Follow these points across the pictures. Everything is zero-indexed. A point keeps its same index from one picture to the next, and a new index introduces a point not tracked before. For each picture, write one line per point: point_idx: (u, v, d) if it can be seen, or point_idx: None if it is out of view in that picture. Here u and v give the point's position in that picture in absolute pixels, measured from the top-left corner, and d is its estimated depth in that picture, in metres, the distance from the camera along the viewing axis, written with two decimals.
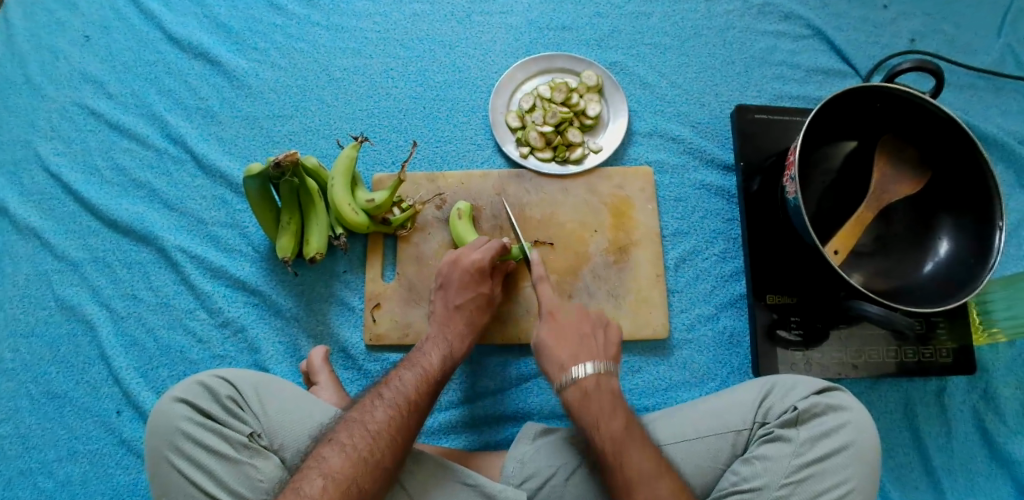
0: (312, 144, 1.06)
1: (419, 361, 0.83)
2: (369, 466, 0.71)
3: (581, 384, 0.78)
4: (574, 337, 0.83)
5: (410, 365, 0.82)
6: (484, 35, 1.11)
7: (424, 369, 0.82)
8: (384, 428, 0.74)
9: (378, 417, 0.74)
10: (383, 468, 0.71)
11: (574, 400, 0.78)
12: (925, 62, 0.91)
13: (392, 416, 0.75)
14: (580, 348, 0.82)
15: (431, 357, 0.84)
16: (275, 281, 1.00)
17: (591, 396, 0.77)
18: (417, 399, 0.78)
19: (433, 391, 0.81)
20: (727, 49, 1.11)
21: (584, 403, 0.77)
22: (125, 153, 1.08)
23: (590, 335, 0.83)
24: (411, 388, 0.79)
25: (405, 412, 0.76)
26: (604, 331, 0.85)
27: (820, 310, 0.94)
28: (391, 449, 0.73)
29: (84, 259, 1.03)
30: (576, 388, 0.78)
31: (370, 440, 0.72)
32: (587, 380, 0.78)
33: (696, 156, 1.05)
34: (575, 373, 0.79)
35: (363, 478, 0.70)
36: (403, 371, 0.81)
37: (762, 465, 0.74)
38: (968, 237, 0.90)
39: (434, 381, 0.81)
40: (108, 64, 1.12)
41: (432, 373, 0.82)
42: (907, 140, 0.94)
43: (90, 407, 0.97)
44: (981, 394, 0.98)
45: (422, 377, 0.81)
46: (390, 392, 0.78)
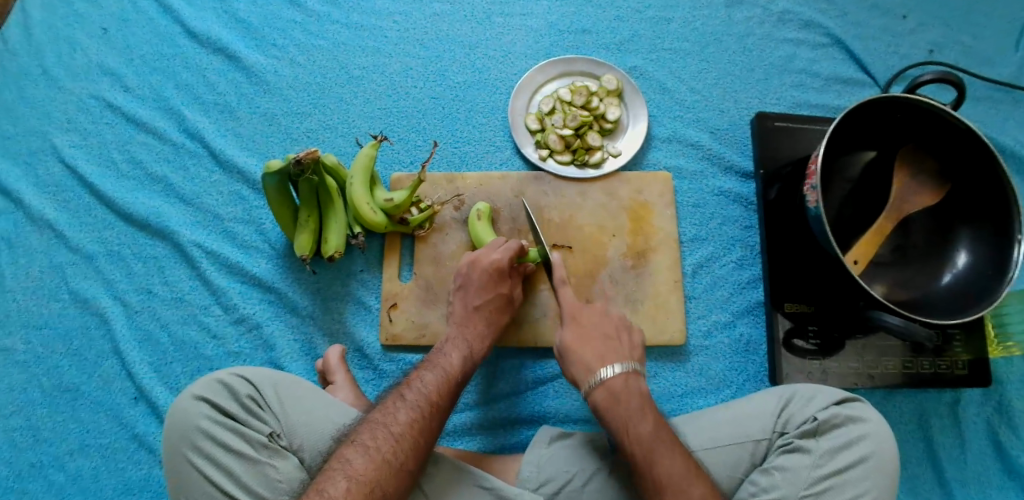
0: (331, 142, 1.06)
1: (439, 362, 0.83)
2: (393, 469, 0.71)
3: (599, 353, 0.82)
4: (599, 335, 0.84)
5: (430, 366, 0.82)
6: (504, 36, 1.11)
7: (445, 371, 0.82)
8: (408, 430, 0.74)
9: (401, 419, 0.74)
10: (406, 471, 0.71)
11: (602, 401, 0.79)
12: (947, 74, 0.91)
13: (415, 419, 0.75)
14: (606, 348, 0.83)
15: (452, 359, 0.84)
16: (292, 279, 1.00)
17: (620, 398, 0.78)
18: (438, 402, 0.78)
19: (453, 393, 0.81)
20: (747, 56, 1.11)
21: (610, 402, 0.78)
22: (141, 147, 1.07)
23: (614, 336, 0.85)
24: (433, 390, 0.79)
25: (428, 415, 0.76)
26: (629, 333, 0.86)
27: (838, 319, 0.94)
28: (413, 453, 0.73)
29: (99, 252, 1.03)
30: (603, 388, 0.79)
31: (393, 442, 0.72)
32: (616, 381, 0.79)
33: (714, 163, 1.05)
34: (603, 375, 0.80)
35: (386, 480, 0.70)
36: (424, 372, 0.81)
37: (782, 476, 0.74)
38: (986, 250, 0.90)
39: (455, 383, 0.82)
40: (126, 57, 1.12)
41: (453, 375, 0.82)
42: (928, 152, 0.94)
43: (103, 401, 0.97)
44: (996, 406, 0.98)
45: (443, 379, 0.81)
46: (412, 393, 0.78)
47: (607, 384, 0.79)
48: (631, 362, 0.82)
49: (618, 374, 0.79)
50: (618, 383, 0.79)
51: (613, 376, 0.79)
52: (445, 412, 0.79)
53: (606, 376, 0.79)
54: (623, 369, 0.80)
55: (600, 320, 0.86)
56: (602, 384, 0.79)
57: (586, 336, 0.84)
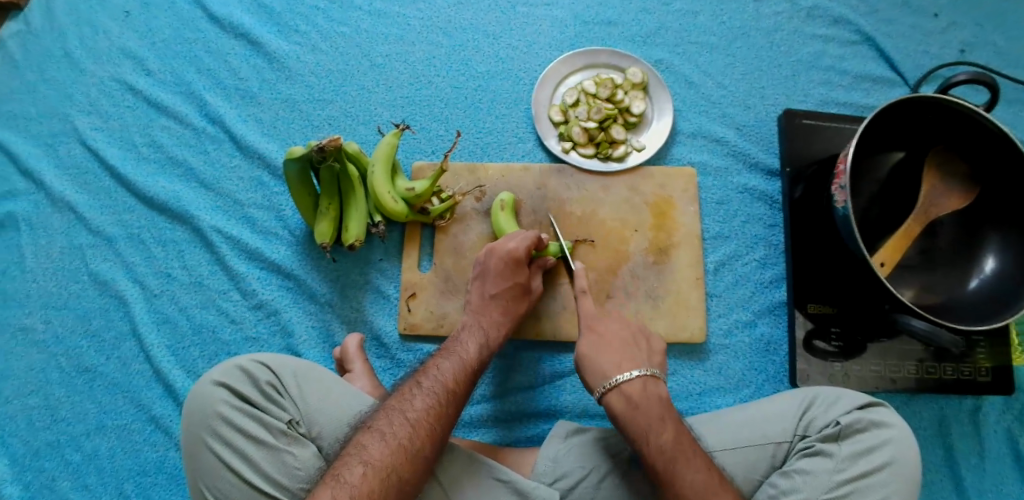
0: (352, 130, 1.05)
1: (456, 350, 0.83)
2: (409, 452, 0.70)
3: (625, 385, 0.77)
4: (619, 343, 0.81)
5: (447, 354, 0.82)
6: (528, 27, 1.09)
7: (462, 359, 0.81)
8: (425, 417, 0.73)
9: (417, 406, 0.74)
10: (422, 457, 0.71)
11: (619, 406, 0.76)
12: (982, 75, 0.89)
13: (430, 404, 0.75)
14: (624, 354, 0.80)
15: (468, 346, 0.84)
16: (311, 266, 1.00)
17: (636, 404, 0.76)
18: (455, 389, 0.78)
19: (469, 381, 0.81)
20: (775, 51, 1.09)
21: (625, 410, 0.76)
22: (162, 131, 1.07)
23: (637, 345, 0.82)
24: (450, 377, 0.79)
25: (444, 401, 0.76)
26: (648, 341, 0.83)
27: (860, 321, 0.93)
28: (429, 439, 0.72)
29: (119, 235, 1.03)
30: (618, 392, 0.77)
31: (410, 429, 0.72)
32: (633, 386, 0.77)
33: (739, 159, 1.03)
34: (620, 378, 0.77)
35: (403, 466, 0.69)
36: (443, 360, 0.81)
37: (803, 479, 0.73)
38: (1016, 255, 0.89)
39: (471, 372, 0.81)
40: (148, 40, 1.12)
41: (469, 363, 0.82)
42: (957, 153, 0.92)
43: (120, 383, 0.97)
44: (1017, 414, 0.97)
45: (461, 368, 0.80)
46: (429, 381, 0.77)
47: (621, 388, 0.77)
48: (648, 367, 0.79)
49: (628, 379, 0.77)
50: (635, 387, 0.77)
51: (631, 381, 0.77)
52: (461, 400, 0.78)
53: (616, 381, 0.77)
54: (632, 373, 0.77)
55: (614, 325, 0.83)
56: (616, 388, 0.77)
57: (600, 342, 0.81)
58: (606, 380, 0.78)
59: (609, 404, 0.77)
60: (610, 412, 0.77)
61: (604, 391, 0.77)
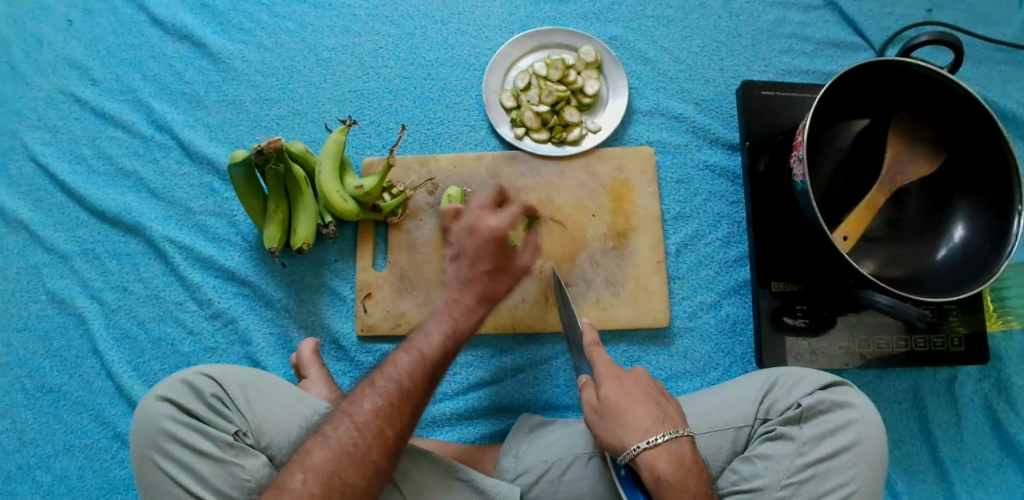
0: (300, 128, 1.02)
1: (417, 342, 0.77)
2: (356, 457, 0.68)
3: (670, 445, 0.66)
4: (649, 395, 0.70)
5: (406, 348, 0.76)
6: (477, 9, 1.05)
7: (420, 349, 0.75)
8: (374, 419, 0.70)
9: (366, 408, 0.71)
10: (372, 460, 0.69)
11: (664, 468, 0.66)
12: (945, 35, 0.84)
13: (382, 405, 0.71)
14: (659, 411, 0.69)
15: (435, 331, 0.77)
16: (266, 271, 0.98)
17: (685, 467, 0.66)
18: (412, 385, 0.73)
19: (437, 371, 0.76)
20: (734, 21, 1.05)
21: (667, 475, 0.65)
22: (110, 141, 1.04)
23: (665, 398, 0.71)
24: (408, 376, 0.74)
25: (397, 400, 0.72)
26: (668, 396, 0.72)
27: (826, 297, 0.91)
28: (380, 442, 0.70)
29: (74, 251, 1.00)
30: (666, 451, 0.66)
31: (357, 432, 0.69)
32: (676, 450, 0.67)
33: (699, 136, 1.00)
34: (664, 436, 0.67)
35: (347, 470, 0.67)
36: (403, 352, 0.76)
37: (764, 464, 0.72)
38: (985, 224, 0.85)
39: (434, 363, 0.76)
40: (92, 48, 1.07)
41: (431, 353, 0.75)
42: (924, 119, 0.88)
43: (85, 401, 0.96)
44: (993, 383, 0.95)
45: (417, 361, 0.75)
46: (381, 380, 0.73)
47: (663, 450, 0.66)
48: (677, 425, 0.69)
49: (670, 440, 0.67)
50: (683, 447, 0.67)
51: (673, 442, 0.67)
52: (425, 394, 0.74)
53: (659, 441, 0.66)
54: (675, 433, 0.67)
55: (641, 376, 0.72)
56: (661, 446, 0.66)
57: (626, 395, 0.69)
58: (642, 439, 0.66)
59: (643, 460, 0.66)
60: (648, 473, 0.66)
61: (642, 451, 0.66)
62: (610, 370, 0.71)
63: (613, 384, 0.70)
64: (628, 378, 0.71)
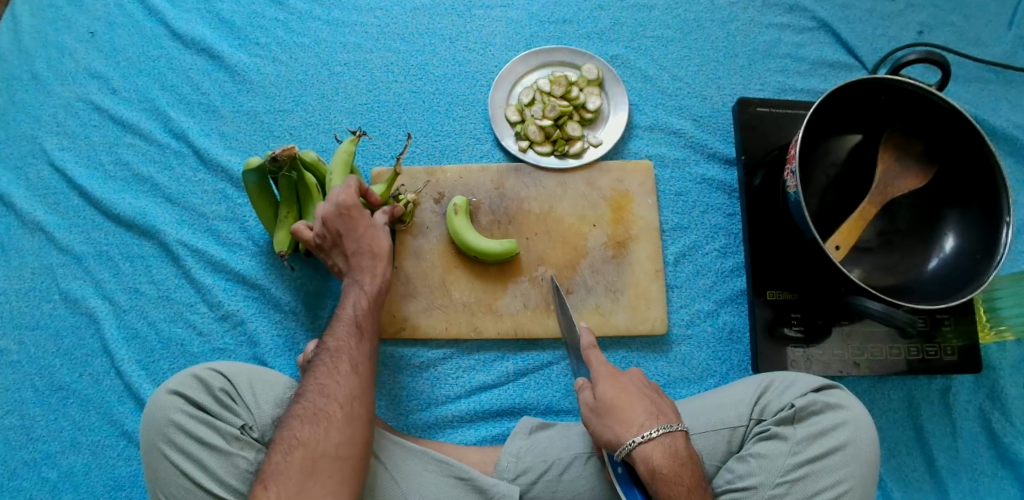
0: (312, 139, 1.06)
1: (343, 314, 0.82)
2: (309, 417, 0.71)
3: (662, 440, 0.69)
4: (643, 394, 0.73)
5: (336, 319, 0.81)
6: (484, 29, 1.10)
7: (346, 318, 0.81)
8: (316, 382, 0.74)
9: (308, 377, 0.75)
10: (325, 414, 0.71)
11: (661, 463, 0.68)
12: (932, 54, 0.88)
13: (320, 369, 0.75)
14: (652, 409, 0.72)
15: (360, 303, 0.83)
16: (275, 276, 1.01)
17: (678, 460, 0.69)
18: (343, 347, 0.77)
19: (368, 330, 0.81)
20: (731, 42, 1.09)
21: (660, 468, 0.68)
22: (128, 148, 1.08)
23: (659, 397, 0.74)
24: (339, 340, 0.78)
25: (331, 361, 0.76)
26: (659, 394, 0.75)
27: (821, 306, 0.93)
28: (326, 398, 0.72)
29: (88, 253, 1.03)
30: (661, 446, 0.69)
31: (305, 397, 0.73)
32: (667, 444, 0.69)
33: (697, 150, 1.04)
34: (655, 431, 0.69)
35: (303, 428, 0.70)
36: (336, 325, 0.80)
37: (758, 463, 0.74)
38: (975, 234, 0.88)
39: (362, 325, 0.80)
40: (113, 59, 1.12)
41: (355, 319, 0.81)
42: (914, 134, 0.91)
43: (93, 399, 0.98)
44: (988, 393, 0.96)
45: (346, 325, 0.80)
46: (319, 353, 0.77)
47: (657, 445, 0.69)
48: (670, 421, 0.71)
49: (663, 435, 0.69)
50: (677, 441, 0.70)
51: (664, 438, 0.69)
52: (358, 350, 0.78)
53: (653, 435, 0.69)
54: (668, 428, 0.70)
55: (635, 377, 0.75)
56: (653, 440, 0.69)
57: (622, 392, 0.72)
58: (637, 434, 0.69)
59: (639, 455, 0.69)
60: (642, 467, 0.69)
61: (636, 445, 0.68)
62: (607, 369, 0.74)
63: (609, 383, 0.73)
64: (623, 377, 0.74)
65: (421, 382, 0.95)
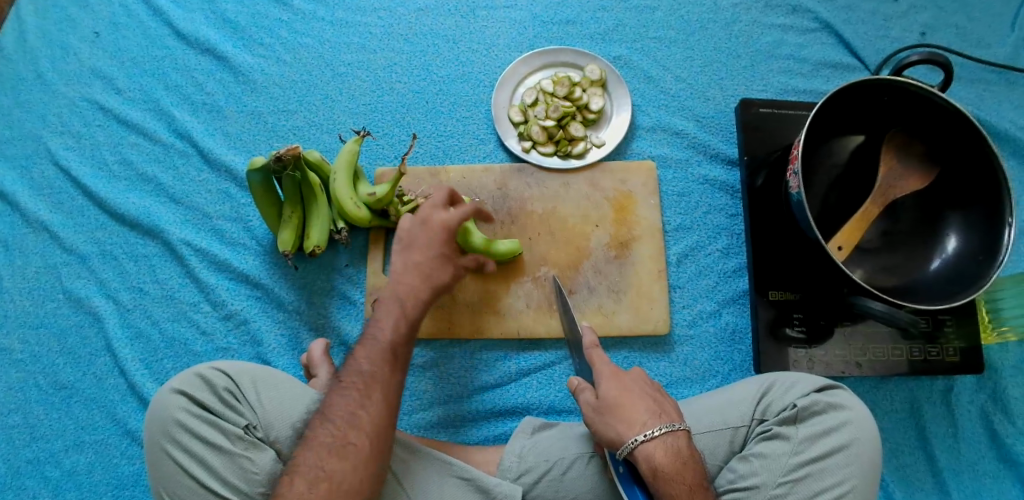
0: (316, 139, 1.07)
1: (375, 334, 0.79)
2: (336, 448, 0.70)
3: (665, 439, 0.69)
4: (646, 394, 0.73)
5: (366, 340, 0.79)
6: (488, 29, 1.10)
7: (379, 342, 0.78)
8: (346, 409, 0.72)
9: (337, 403, 0.73)
10: (352, 447, 0.70)
11: (663, 462, 0.68)
12: (935, 55, 0.88)
13: (349, 395, 0.73)
14: (654, 407, 0.72)
15: (393, 326, 0.80)
16: (278, 275, 1.01)
17: (682, 460, 0.69)
18: (376, 375, 0.75)
19: (401, 358, 0.79)
20: (734, 43, 1.09)
21: (662, 467, 0.68)
22: (132, 147, 1.08)
23: (662, 397, 0.74)
24: (371, 366, 0.76)
25: (361, 388, 0.74)
26: (663, 393, 0.75)
27: (823, 306, 0.93)
28: (355, 429, 0.71)
29: (92, 252, 1.03)
30: (665, 445, 0.69)
31: (333, 424, 0.71)
32: (669, 443, 0.69)
33: (699, 151, 1.04)
34: (658, 430, 0.69)
35: (328, 460, 0.69)
36: (367, 346, 0.78)
37: (760, 462, 0.75)
38: (978, 235, 0.88)
39: (397, 354, 0.78)
40: (117, 59, 1.12)
41: (389, 345, 0.78)
42: (916, 135, 0.91)
43: (97, 398, 0.98)
44: (990, 394, 0.96)
45: (378, 350, 0.77)
46: (347, 375, 0.75)
47: (658, 444, 0.69)
48: (672, 420, 0.71)
49: (666, 433, 0.69)
50: (680, 440, 0.70)
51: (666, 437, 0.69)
52: (389, 380, 0.76)
53: (656, 434, 0.69)
54: (669, 427, 0.70)
55: (637, 376, 0.75)
56: (656, 439, 0.69)
57: (624, 392, 0.73)
58: (638, 433, 0.69)
59: (642, 454, 0.69)
60: (644, 466, 0.69)
61: (638, 444, 0.69)
62: (609, 369, 0.75)
63: (612, 382, 0.73)
64: (625, 376, 0.74)
65: (425, 382, 0.95)
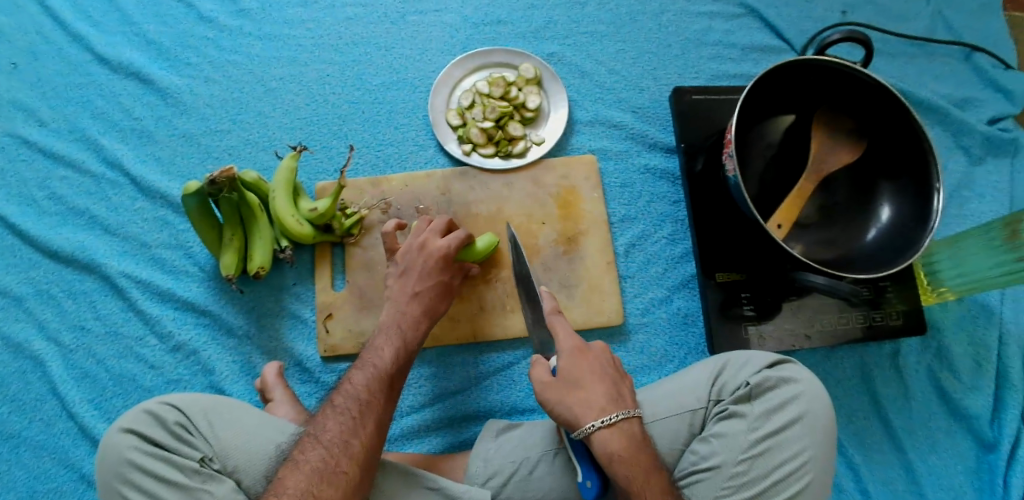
0: (253, 157, 1.05)
1: (371, 360, 0.81)
2: (327, 475, 0.69)
3: (621, 426, 0.70)
4: (605, 379, 0.73)
5: (361, 366, 0.80)
6: (419, 34, 1.10)
7: (375, 369, 0.79)
8: (339, 437, 0.72)
9: (330, 428, 0.73)
10: (343, 475, 0.70)
11: (619, 446, 0.69)
12: (853, 33, 0.91)
13: (345, 422, 0.73)
14: (613, 394, 0.72)
15: (385, 354, 0.81)
16: (225, 300, 0.99)
17: (635, 446, 0.70)
18: (372, 402, 0.76)
19: (395, 388, 0.80)
20: (664, 33, 1.11)
21: (619, 452, 0.69)
22: (61, 181, 1.04)
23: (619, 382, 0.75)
24: (367, 391, 0.77)
25: (358, 415, 0.74)
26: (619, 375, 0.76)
27: (769, 284, 0.95)
28: (348, 457, 0.71)
29: (28, 293, 1.00)
30: (619, 431, 0.70)
31: (324, 449, 0.71)
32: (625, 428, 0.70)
33: (638, 141, 1.05)
34: (611, 417, 0.70)
35: (320, 487, 0.68)
36: (361, 372, 0.79)
37: (719, 442, 0.76)
38: (908, 203, 0.91)
39: (393, 384, 0.80)
40: (38, 90, 1.08)
41: (386, 372, 0.79)
42: (843, 111, 0.94)
43: (46, 444, 0.94)
44: (934, 353, 1.00)
45: (373, 377, 0.78)
46: (342, 399, 0.76)
47: (616, 430, 0.70)
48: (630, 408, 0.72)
49: (623, 420, 0.70)
50: (634, 426, 0.71)
51: (624, 422, 0.70)
52: (384, 410, 0.77)
53: (614, 420, 0.69)
54: (627, 414, 0.70)
55: (600, 354, 0.75)
56: (612, 427, 0.69)
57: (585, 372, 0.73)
58: (596, 419, 0.70)
59: (599, 441, 0.69)
60: (597, 451, 0.69)
61: (596, 429, 0.69)
62: (574, 343, 0.74)
63: (574, 358, 0.73)
64: (590, 354, 0.75)
65: None
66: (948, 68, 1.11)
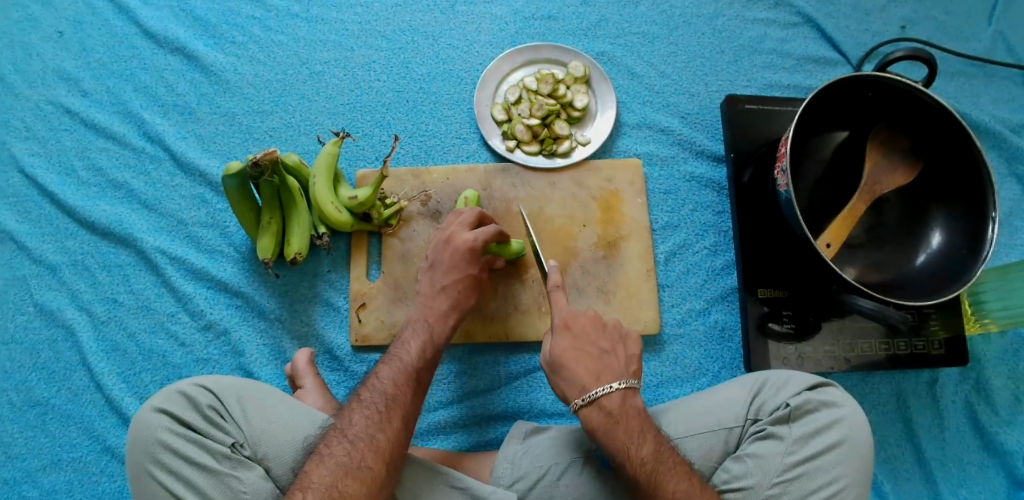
0: (293, 140, 1.04)
1: (398, 354, 0.80)
2: (353, 470, 0.68)
3: (602, 401, 0.75)
4: (590, 351, 0.79)
5: (388, 360, 0.79)
6: (468, 25, 1.08)
7: (401, 364, 0.78)
8: (364, 430, 0.71)
9: (356, 423, 0.72)
10: (369, 470, 0.68)
11: (599, 421, 0.74)
12: (919, 51, 0.87)
13: (370, 416, 0.72)
14: (599, 366, 0.78)
15: (411, 349, 0.81)
16: (258, 283, 0.98)
17: (617, 417, 0.74)
18: (397, 397, 0.75)
19: (422, 383, 0.79)
20: (718, 38, 1.08)
21: (607, 423, 0.74)
22: (101, 152, 1.04)
23: (608, 351, 0.79)
24: (393, 385, 0.76)
25: (383, 409, 0.73)
26: (623, 347, 0.81)
27: (811, 304, 0.93)
28: (374, 452, 0.70)
29: (62, 262, 0.99)
30: (597, 406, 0.75)
31: (349, 442, 0.70)
32: (612, 400, 0.75)
33: (685, 148, 1.03)
34: (596, 392, 0.75)
35: (345, 482, 0.67)
36: (386, 367, 0.78)
37: (754, 463, 0.74)
38: (960, 230, 0.88)
39: (420, 380, 0.79)
40: (83, 60, 1.07)
41: (412, 367, 0.78)
42: (901, 130, 0.91)
43: (73, 414, 0.94)
44: (973, 384, 0.97)
45: (400, 371, 0.78)
46: (368, 393, 0.75)
47: (597, 406, 0.75)
48: (625, 378, 0.77)
49: (605, 395, 0.75)
50: (615, 401, 0.75)
51: (611, 395, 0.75)
52: (408, 406, 0.76)
53: (595, 395, 0.75)
54: (608, 388, 0.75)
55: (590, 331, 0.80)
56: (593, 402, 0.75)
57: (574, 347, 0.79)
58: (581, 395, 0.76)
59: (589, 418, 0.75)
60: (588, 426, 0.75)
61: (580, 405, 0.75)
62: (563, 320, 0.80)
63: (562, 337, 0.79)
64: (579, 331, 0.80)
65: None
66: (1009, 92, 1.07)
